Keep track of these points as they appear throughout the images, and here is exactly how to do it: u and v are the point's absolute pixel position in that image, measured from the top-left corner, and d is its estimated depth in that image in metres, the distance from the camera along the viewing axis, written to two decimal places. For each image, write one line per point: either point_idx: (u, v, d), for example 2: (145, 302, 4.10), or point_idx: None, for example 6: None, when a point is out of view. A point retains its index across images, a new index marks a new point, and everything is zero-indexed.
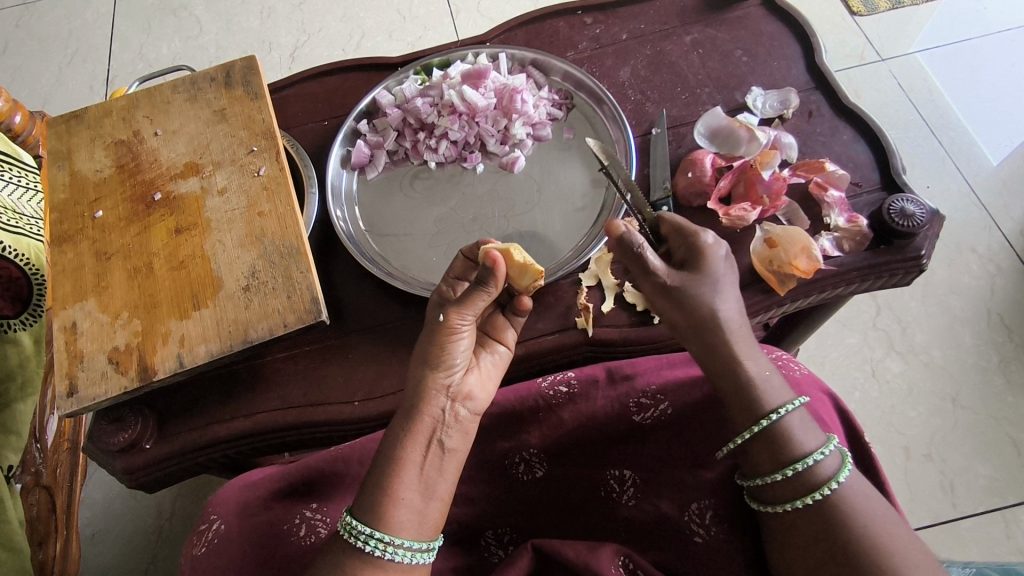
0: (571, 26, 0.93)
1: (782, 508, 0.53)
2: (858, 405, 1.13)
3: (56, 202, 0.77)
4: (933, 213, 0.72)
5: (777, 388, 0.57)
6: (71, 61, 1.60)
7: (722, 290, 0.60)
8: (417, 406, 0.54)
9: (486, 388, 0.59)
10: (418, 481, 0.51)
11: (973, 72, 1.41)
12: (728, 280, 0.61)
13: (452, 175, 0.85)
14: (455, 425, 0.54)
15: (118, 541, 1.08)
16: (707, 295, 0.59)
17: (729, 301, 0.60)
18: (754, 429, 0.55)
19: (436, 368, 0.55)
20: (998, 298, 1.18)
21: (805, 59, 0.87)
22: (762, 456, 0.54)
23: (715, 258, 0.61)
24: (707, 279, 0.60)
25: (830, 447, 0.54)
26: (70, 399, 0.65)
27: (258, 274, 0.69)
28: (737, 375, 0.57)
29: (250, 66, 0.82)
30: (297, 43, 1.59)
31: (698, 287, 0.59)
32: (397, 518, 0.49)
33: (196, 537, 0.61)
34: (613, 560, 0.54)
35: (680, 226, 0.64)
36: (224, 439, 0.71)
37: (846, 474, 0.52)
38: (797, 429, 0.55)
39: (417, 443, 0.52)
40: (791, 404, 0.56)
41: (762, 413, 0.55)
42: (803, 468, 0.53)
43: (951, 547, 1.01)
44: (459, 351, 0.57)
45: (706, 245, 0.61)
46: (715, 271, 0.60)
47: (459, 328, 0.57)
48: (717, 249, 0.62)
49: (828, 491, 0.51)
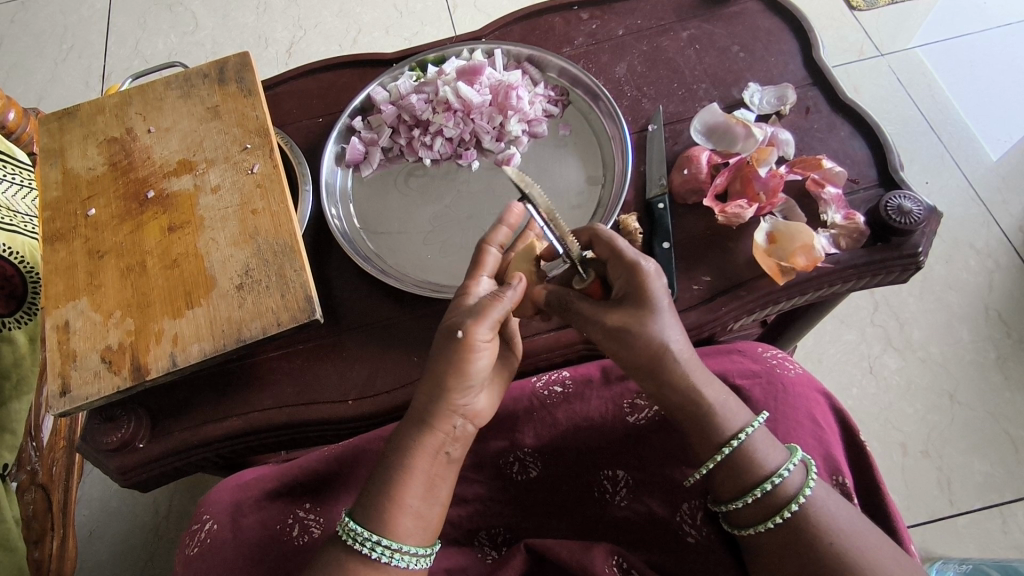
0: (567, 22, 0.93)
1: (748, 531, 0.52)
2: (856, 401, 1.13)
3: (49, 200, 0.76)
4: (931, 210, 0.72)
5: (736, 409, 0.55)
6: (66, 57, 1.59)
7: (661, 321, 0.55)
8: (433, 422, 0.52)
9: (495, 400, 0.58)
10: (424, 487, 0.51)
11: (973, 67, 1.40)
12: (670, 310, 0.56)
13: (447, 172, 0.85)
14: (463, 439, 0.54)
15: (115, 539, 1.08)
16: (649, 330, 0.55)
17: (672, 332, 0.55)
18: (717, 458, 0.53)
19: (454, 390, 0.53)
20: (996, 294, 1.18)
21: (803, 54, 0.86)
22: (725, 482, 0.53)
23: (656, 287, 0.56)
24: (649, 313, 0.55)
25: (788, 468, 0.52)
26: (62, 399, 0.65)
27: (252, 273, 0.69)
28: (695, 402, 0.54)
29: (244, 63, 0.81)
30: (295, 38, 1.58)
31: (641, 323, 0.55)
32: (401, 525, 0.49)
33: (190, 537, 0.61)
34: (606, 560, 0.54)
35: (613, 247, 0.58)
36: (217, 439, 0.71)
37: (807, 494, 0.51)
38: (758, 452, 0.53)
39: (428, 454, 0.52)
40: (748, 430, 0.54)
41: (720, 441, 0.54)
42: (760, 495, 0.52)
43: (949, 543, 1.01)
44: (476, 372, 0.53)
45: (639, 271, 0.56)
46: (659, 301, 0.55)
47: (479, 348, 0.53)
48: (657, 276, 0.56)
49: (787, 515, 0.50)
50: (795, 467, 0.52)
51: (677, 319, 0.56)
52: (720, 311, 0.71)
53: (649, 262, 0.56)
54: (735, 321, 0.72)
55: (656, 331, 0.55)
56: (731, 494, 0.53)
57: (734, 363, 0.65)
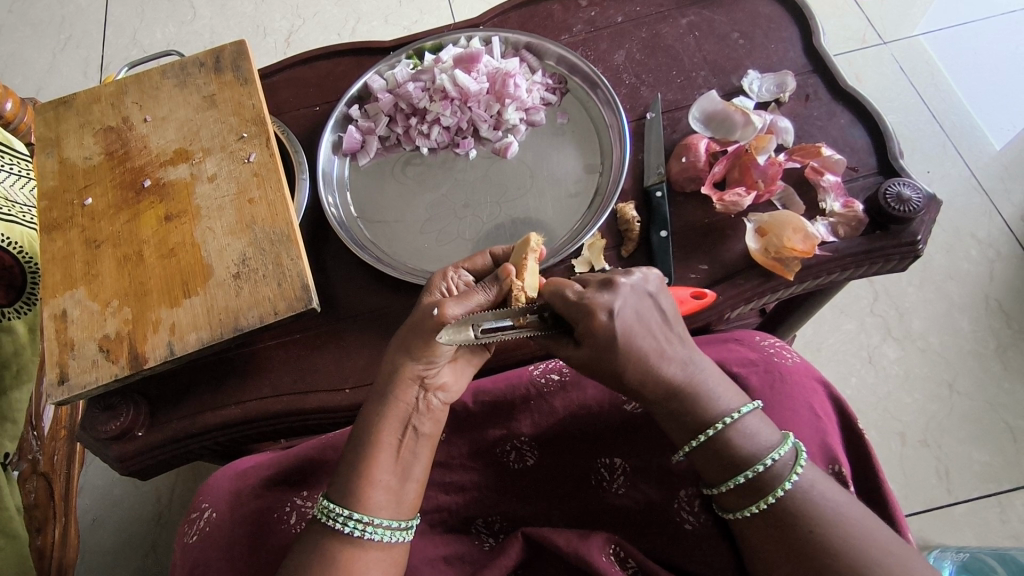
0: (565, 9, 0.92)
1: (734, 514, 0.52)
2: (854, 391, 1.13)
3: (46, 189, 0.76)
4: (931, 198, 0.72)
5: (731, 393, 0.55)
6: (65, 47, 1.59)
7: (624, 358, 0.53)
8: (392, 392, 0.53)
9: (462, 381, 0.58)
10: (395, 463, 0.51)
11: (977, 55, 1.39)
12: (638, 336, 0.53)
13: (444, 161, 0.84)
14: (428, 413, 0.54)
15: (117, 527, 1.09)
16: (608, 368, 0.54)
17: (641, 363, 0.53)
18: (696, 440, 0.53)
19: (415, 359, 0.54)
20: (997, 284, 1.17)
21: (803, 41, 0.85)
22: (709, 465, 0.53)
23: (604, 325, 0.53)
24: (603, 353, 0.53)
25: (779, 453, 0.52)
26: (61, 387, 0.65)
27: (249, 262, 0.69)
28: (672, 408, 0.54)
29: (239, 51, 0.81)
30: (292, 28, 1.57)
31: (603, 363, 0.54)
32: (373, 499, 0.50)
33: (189, 526, 0.61)
34: (603, 548, 0.55)
35: (562, 296, 0.54)
36: (215, 427, 0.71)
37: (790, 483, 0.50)
38: (739, 439, 0.52)
39: (393, 427, 0.52)
40: (728, 418, 0.53)
41: (698, 425, 0.53)
42: (741, 481, 0.52)
43: (946, 531, 1.01)
44: (443, 348, 0.54)
45: (590, 312, 0.52)
46: (611, 340, 0.53)
47: (451, 327, 0.54)
48: (605, 313, 0.52)
49: (773, 500, 0.50)
50: (784, 453, 0.52)
51: (649, 334, 0.54)
52: (718, 299, 0.71)
53: (602, 299, 0.53)
54: (732, 310, 0.72)
55: (614, 368, 0.54)
56: (717, 476, 0.53)
57: (732, 351, 0.65)
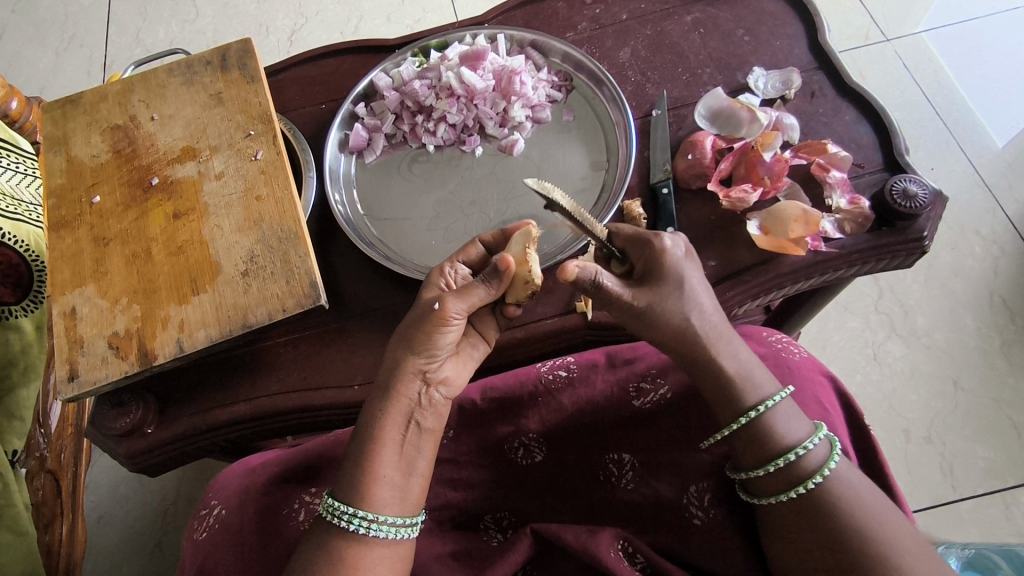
0: (570, 6, 0.92)
1: (768, 500, 0.53)
2: (859, 388, 1.13)
3: (54, 187, 0.76)
4: (938, 194, 0.72)
5: (765, 377, 0.56)
6: (68, 46, 1.59)
7: (686, 294, 0.56)
8: (395, 387, 0.53)
9: (464, 374, 0.58)
10: (399, 459, 0.52)
11: (980, 52, 1.39)
12: (696, 279, 0.58)
13: (450, 158, 0.84)
14: (430, 408, 0.54)
15: (123, 524, 1.09)
16: (672, 307, 0.56)
17: (699, 302, 0.56)
18: (740, 421, 0.54)
19: (417, 353, 0.54)
20: (1001, 280, 1.17)
21: (809, 37, 0.85)
22: (744, 452, 0.54)
23: (672, 258, 0.57)
24: (669, 287, 0.56)
25: (814, 442, 0.53)
26: (71, 384, 0.65)
27: (257, 259, 0.69)
28: (717, 372, 0.55)
29: (246, 49, 0.81)
30: (295, 26, 1.57)
31: (664, 301, 0.56)
32: (378, 496, 0.50)
33: (197, 522, 0.62)
34: (612, 544, 0.55)
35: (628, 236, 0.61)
36: (225, 423, 0.71)
37: (831, 468, 0.51)
38: (776, 426, 0.53)
39: (395, 422, 0.52)
40: (771, 400, 0.54)
41: (740, 409, 0.54)
42: (780, 466, 0.52)
43: (951, 528, 1.01)
44: (444, 342, 0.54)
45: (656, 243, 0.58)
46: (677, 275, 0.57)
47: (451, 320, 0.54)
48: (675, 250, 0.58)
49: (810, 487, 0.51)
50: (820, 440, 0.53)
51: (705, 286, 0.58)
52: (725, 296, 0.71)
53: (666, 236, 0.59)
54: (739, 306, 0.72)
55: (678, 305, 0.56)
56: (753, 463, 0.53)
57: None
